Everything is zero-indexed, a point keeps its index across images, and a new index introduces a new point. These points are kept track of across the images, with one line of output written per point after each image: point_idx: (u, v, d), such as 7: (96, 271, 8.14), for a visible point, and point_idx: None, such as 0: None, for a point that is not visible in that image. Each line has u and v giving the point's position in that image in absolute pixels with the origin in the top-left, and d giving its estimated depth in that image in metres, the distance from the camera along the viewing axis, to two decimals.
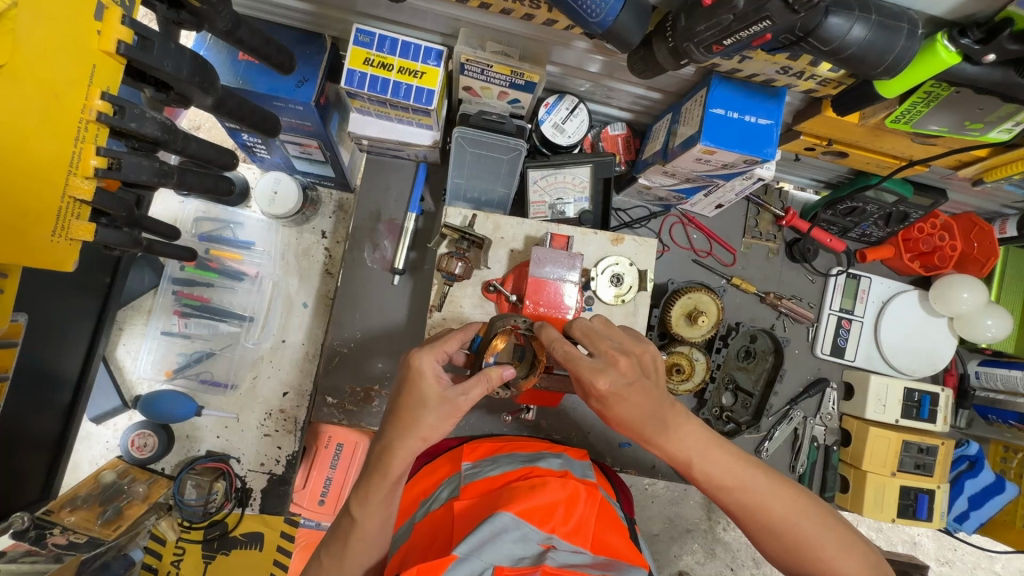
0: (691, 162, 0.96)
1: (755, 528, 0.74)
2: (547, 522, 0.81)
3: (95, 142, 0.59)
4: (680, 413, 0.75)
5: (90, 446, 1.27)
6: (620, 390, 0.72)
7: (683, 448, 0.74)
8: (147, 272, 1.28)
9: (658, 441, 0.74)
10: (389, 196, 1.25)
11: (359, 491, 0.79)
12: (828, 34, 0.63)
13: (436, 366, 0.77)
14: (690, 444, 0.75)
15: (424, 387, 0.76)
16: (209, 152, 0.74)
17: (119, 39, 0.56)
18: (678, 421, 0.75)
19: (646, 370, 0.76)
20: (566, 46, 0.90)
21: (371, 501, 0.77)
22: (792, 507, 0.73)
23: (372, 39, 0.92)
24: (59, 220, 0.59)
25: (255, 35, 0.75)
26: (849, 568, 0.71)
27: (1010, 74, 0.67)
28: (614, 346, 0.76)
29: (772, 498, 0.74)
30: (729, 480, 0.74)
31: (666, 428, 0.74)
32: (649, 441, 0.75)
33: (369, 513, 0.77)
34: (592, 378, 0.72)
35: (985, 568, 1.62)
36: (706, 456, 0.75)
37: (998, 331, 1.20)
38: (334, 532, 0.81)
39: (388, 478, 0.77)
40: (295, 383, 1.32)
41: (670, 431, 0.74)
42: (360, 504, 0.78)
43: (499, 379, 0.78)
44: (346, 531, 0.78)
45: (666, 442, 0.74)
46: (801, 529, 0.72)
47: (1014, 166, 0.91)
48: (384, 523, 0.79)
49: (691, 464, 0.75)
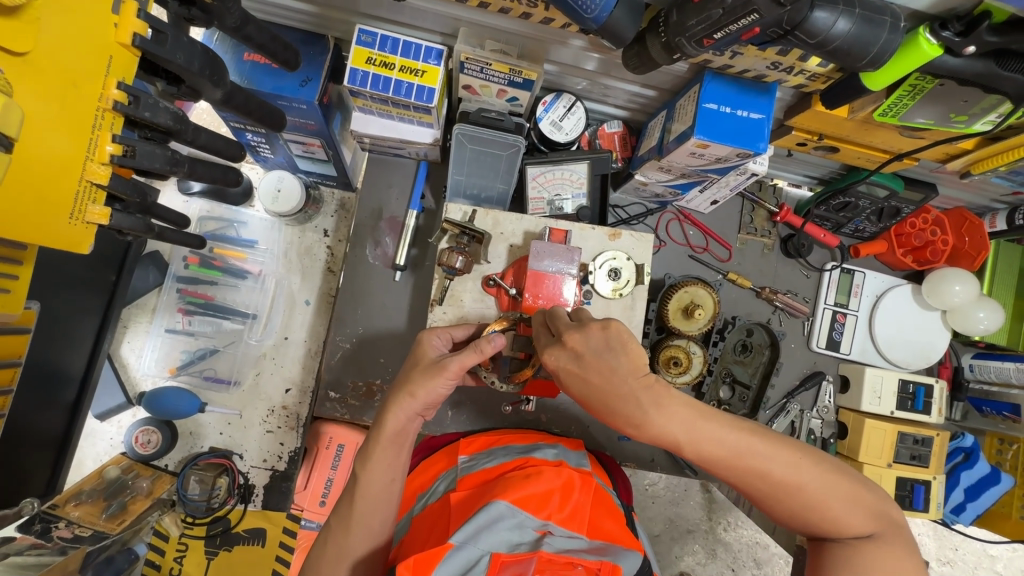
0: (686, 156, 0.98)
1: (755, 493, 0.75)
2: (542, 509, 0.82)
3: (111, 130, 0.61)
4: (660, 393, 0.74)
5: (93, 443, 1.28)
6: (568, 365, 0.76)
7: (669, 429, 0.74)
8: (151, 270, 1.29)
9: (645, 425, 0.74)
10: (391, 194, 1.27)
11: (362, 452, 0.85)
12: (814, 27, 0.65)
13: (437, 342, 0.90)
14: (677, 424, 0.74)
15: (420, 351, 0.89)
16: (218, 144, 0.76)
17: (135, 32, 0.59)
18: (659, 402, 0.74)
19: (611, 345, 0.74)
20: (562, 45, 0.93)
21: (372, 458, 0.83)
22: (796, 471, 0.73)
23: (375, 39, 0.95)
24: (76, 206, 0.60)
25: (262, 32, 0.77)
26: (852, 521, 0.73)
27: (991, 66, 0.69)
28: (570, 325, 0.78)
29: (773, 464, 0.73)
30: (724, 449, 0.74)
31: (648, 408, 0.74)
32: (634, 425, 0.75)
33: (372, 476, 0.82)
34: (546, 353, 0.79)
35: (986, 568, 1.64)
36: (695, 437, 0.74)
37: (990, 323, 1.22)
38: (342, 500, 0.86)
39: (384, 435, 0.83)
40: (297, 380, 1.34)
41: (651, 411, 0.74)
42: (363, 464, 0.83)
43: (490, 348, 0.83)
44: (351, 493, 0.83)
45: (652, 425, 0.74)
46: (807, 491, 0.73)
47: (999, 158, 0.93)
48: (385, 485, 0.83)
49: (685, 441, 0.74)
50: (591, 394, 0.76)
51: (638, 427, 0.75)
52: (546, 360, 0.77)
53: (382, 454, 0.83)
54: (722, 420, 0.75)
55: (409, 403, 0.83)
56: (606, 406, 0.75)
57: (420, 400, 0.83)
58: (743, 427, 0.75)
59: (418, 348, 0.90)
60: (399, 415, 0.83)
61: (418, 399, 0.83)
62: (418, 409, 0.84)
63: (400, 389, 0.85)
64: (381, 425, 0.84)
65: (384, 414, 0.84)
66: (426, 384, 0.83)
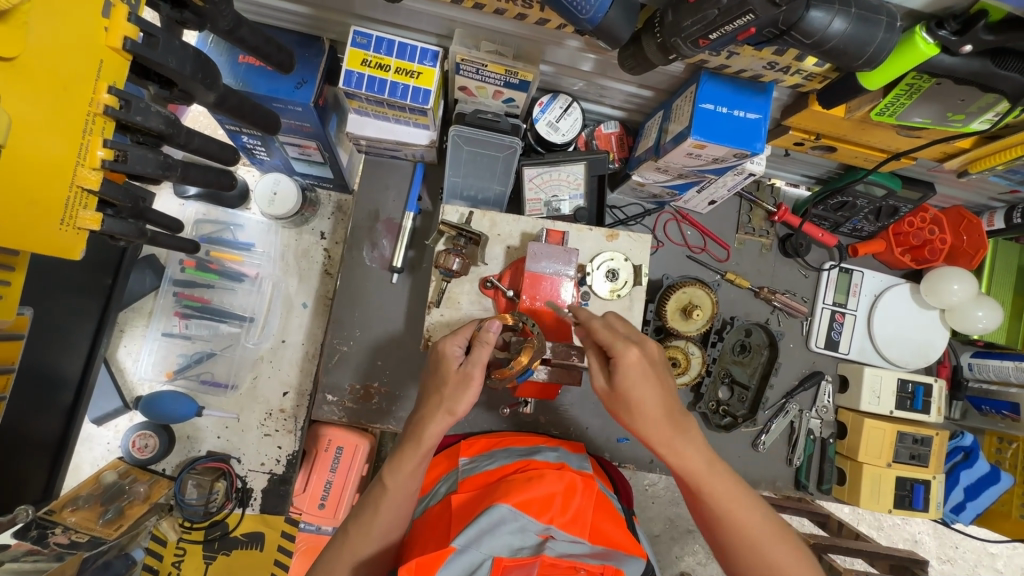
0: (683, 157, 0.98)
1: (735, 546, 0.76)
2: (544, 513, 0.81)
3: (102, 135, 0.61)
4: (691, 421, 0.78)
5: (90, 448, 1.28)
6: (647, 368, 0.76)
7: (691, 453, 0.76)
8: (148, 273, 1.30)
9: (675, 441, 0.76)
10: (387, 195, 1.27)
11: (392, 460, 0.84)
12: (810, 27, 0.65)
13: (456, 350, 0.85)
14: (699, 453, 0.76)
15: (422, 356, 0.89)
16: (212, 147, 0.76)
17: (126, 35, 0.58)
18: (690, 428, 0.77)
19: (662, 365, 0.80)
20: (558, 45, 0.93)
21: (404, 468, 0.82)
22: (776, 531, 0.75)
23: (369, 40, 0.94)
24: (67, 211, 0.60)
25: (255, 34, 0.76)
26: None
27: (988, 64, 0.69)
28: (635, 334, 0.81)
29: (758, 518, 0.75)
30: (733, 491, 0.76)
31: (683, 430, 0.76)
32: (667, 443, 0.76)
33: (400, 485, 0.82)
34: (626, 350, 0.75)
35: (988, 565, 1.68)
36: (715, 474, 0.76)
37: (989, 322, 1.22)
38: (363, 503, 0.84)
39: (421, 447, 0.82)
40: (295, 383, 1.34)
41: (683, 433, 0.76)
42: (392, 473, 0.82)
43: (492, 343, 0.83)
44: (376, 501, 0.82)
45: (681, 448, 0.76)
46: (780, 554, 0.74)
47: (997, 157, 0.93)
48: (409, 495, 0.83)
49: (698, 472, 0.76)
50: (647, 402, 0.75)
51: (667, 446, 0.76)
52: (631, 356, 0.75)
53: (412, 464, 0.82)
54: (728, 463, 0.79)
55: (446, 419, 0.82)
56: (649, 416, 0.76)
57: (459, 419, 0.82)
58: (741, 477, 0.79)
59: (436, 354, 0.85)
60: (438, 432, 0.82)
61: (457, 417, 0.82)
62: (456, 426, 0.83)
63: (437, 405, 0.83)
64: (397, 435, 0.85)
65: (422, 425, 0.83)
66: (462, 399, 0.81)
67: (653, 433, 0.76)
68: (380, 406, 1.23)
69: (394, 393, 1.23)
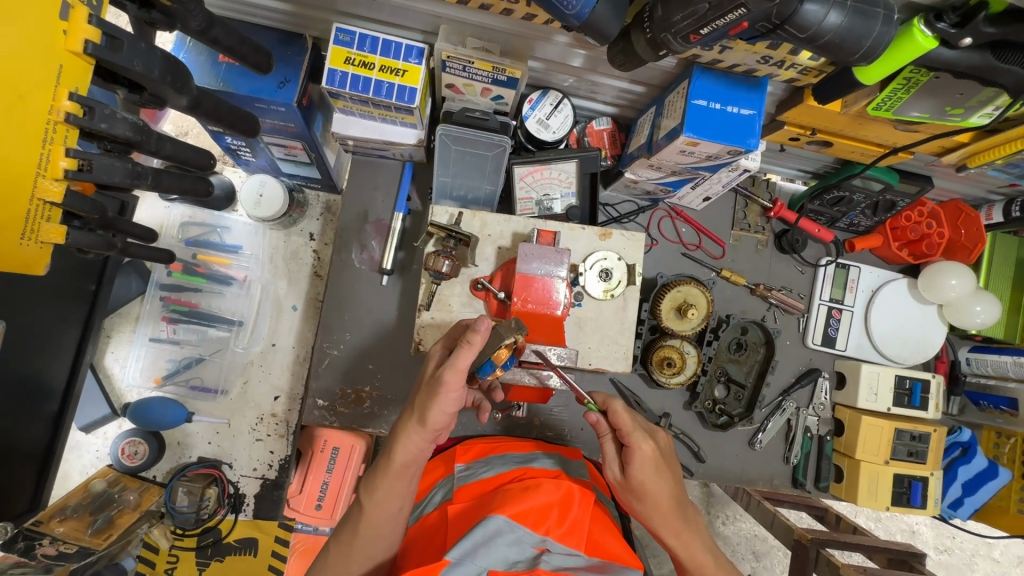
0: (676, 154, 0.96)
1: None
2: (541, 524, 0.79)
3: (64, 143, 0.59)
4: (692, 513, 0.85)
5: (79, 456, 1.27)
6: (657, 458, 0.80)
7: (695, 546, 0.83)
8: (134, 278, 1.28)
9: (679, 532, 0.82)
10: (376, 196, 1.23)
11: (369, 479, 0.83)
12: (805, 20, 0.62)
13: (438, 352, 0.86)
14: (699, 544, 0.83)
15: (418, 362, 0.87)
16: (186, 153, 0.74)
17: (86, 39, 0.56)
18: (691, 521, 0.84)
19: (664, 451, 0.85)
20: (547, 41, 0.90)
21: (380, 488, 0.81)
22: None
23: (353, 38, 0.92)
24: (29, 224, 0.58)
25: (230, 35, 0.74)
26: None
27: (988, 58, 0.67)
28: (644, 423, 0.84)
29: None
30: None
31: (686, 519, 0.83)
32: (674, 533, 0.82)
33: (377, 507, 0.81)
34: (639, 443, 0.79)
35: (984, 554, 1.70)
36: (715, 560, 0.84)
37: (987, 316, 1.21)
38: (342, 523, 0.84)
39: (394, 464, 0.81)
40: (286, 388, 1.32)
41: (687, 528, 0.83)
42: (369, 495, 0.81)
43: (472, 335, 0.76)
44: (355, 523, 0.82)
45: (687, 538, 0.83)
46: None
47: (996, 151, 0.91)
48: (393, 515, 0.82)
49: (702, 564, 0.83)
50: (660, 494, 0.81)
51: (676, 536, 0.83)
52: (646, 448, 0.79)
53: (389, 486, 0.81)
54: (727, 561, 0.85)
55: (417, 426, 0.81)
56: (661, 507, 0.82)
57: (429, 428, 0.80)
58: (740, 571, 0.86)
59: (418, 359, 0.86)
60: (409, 446, 0.81)
61: (429, 427, 0.80)
62: (430, 439, 0.82)
63: (410, 415, 0.82)
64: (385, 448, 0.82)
65: (393, 443, 0.82)
66: (433, 406, 0.79)
67: (661, 522, 0.82)
68: (372, 411, 1.19)
69: (386, 398, 1.19)
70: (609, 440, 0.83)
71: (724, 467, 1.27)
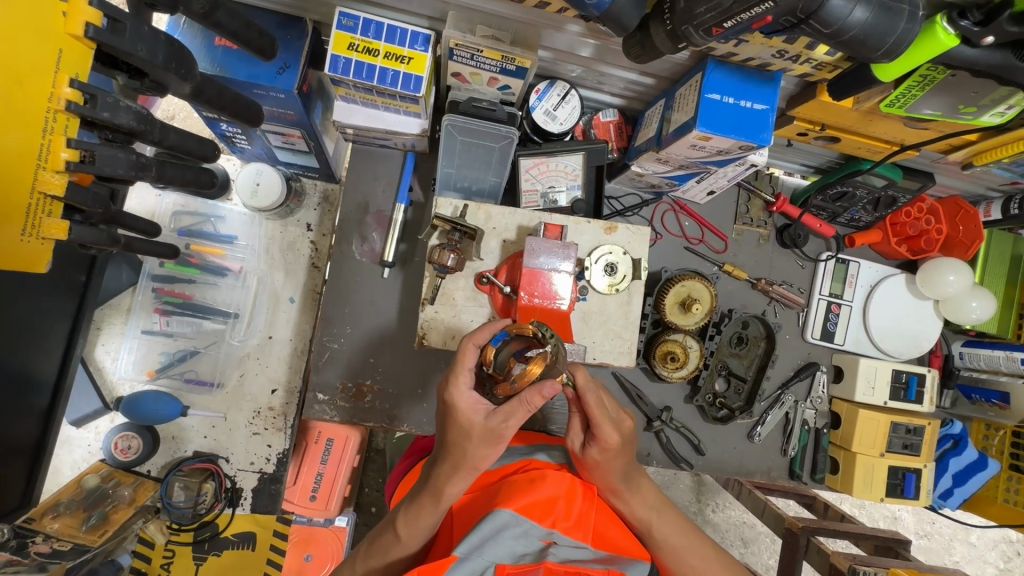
0: (686, 149, 0.95)
1: None
2: (547, 517, 0.75)
3: (65, 133, 0.59)
4: (639, 480, 0.89)
5: (70, 450, 1.24)
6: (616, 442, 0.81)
7: (641, 508, 0.88)
8: (124, 269, 1.23)
9: (625, 496, 0.87)
10: (377, 186, 1.20)
11: (407, 514, 0.79)
12: (830, 15, 0.61)
13: (473, 400, 0.75)
14: (646, 505, 0.88)
15: (461, 420, 0.74)
16: (190, 143, 0.74)
17: (87, 21, 0.56)
18: (636, 489, 0.88)
19: (627, 435, 0.84)
20: (558, 30, 0.88)
21: (420, 522, 0.78)
22: (705, 561, 0.89)
23: (356, 23, 0.89)
24: (29, 218, 0.59)
25: (233, 18, 0.71)
26: None
27: (1009, 57, 0.67)
28: (611, 414, 0.82)
29: (694, 558, 0.88)
30: (680, 538, 0.89)
31: (631, 485, 0.87)
32: (619, 497, 0.87)
33: (415, 533, 0.79)
34: (602, 432, 0.81)
35: (962, 539, 1.76)
36: (661, 517, 0.89)
37: (982, 312, 1.23)
38: (373, 543, 0.83)
39: (439, 503, 0.78)
40: (283, 380, 1.30)
41: (633, 493, 0.88)
42: (409, 525, 0.79)
43: (539, 402, 0.73)
44: (387, 547, 0.80)
45: (631, 498, 0.87)
46: None
47: (1002, 150, 0.92)
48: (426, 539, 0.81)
49: (647, 520, 0.88)
50: (607, 468, 0.84)
51: (622, 499, 0.87)
52: (612, 435, 0.81)
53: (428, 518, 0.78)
54: (676, 523, 0.90)
55: (469, 475, 0.77)
56: (611, 478, 0.85)
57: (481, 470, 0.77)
58: (692, 532, 0.90)
59: (455, 414, 0.75)
60: (459, 486, 0.77)
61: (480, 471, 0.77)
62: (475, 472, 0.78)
63: (457, 465, 0.76)
64: (439, 493, 0.77)
65: (443, 483, 0.77)
66: (488, 454, 0.76)
67: (606, 486, 0.87)
68: (374, 405, 1.17)
69: (388, 393, 1.17)
70: (576, 416, 0.84)
71: (723, 460, 1.28)
